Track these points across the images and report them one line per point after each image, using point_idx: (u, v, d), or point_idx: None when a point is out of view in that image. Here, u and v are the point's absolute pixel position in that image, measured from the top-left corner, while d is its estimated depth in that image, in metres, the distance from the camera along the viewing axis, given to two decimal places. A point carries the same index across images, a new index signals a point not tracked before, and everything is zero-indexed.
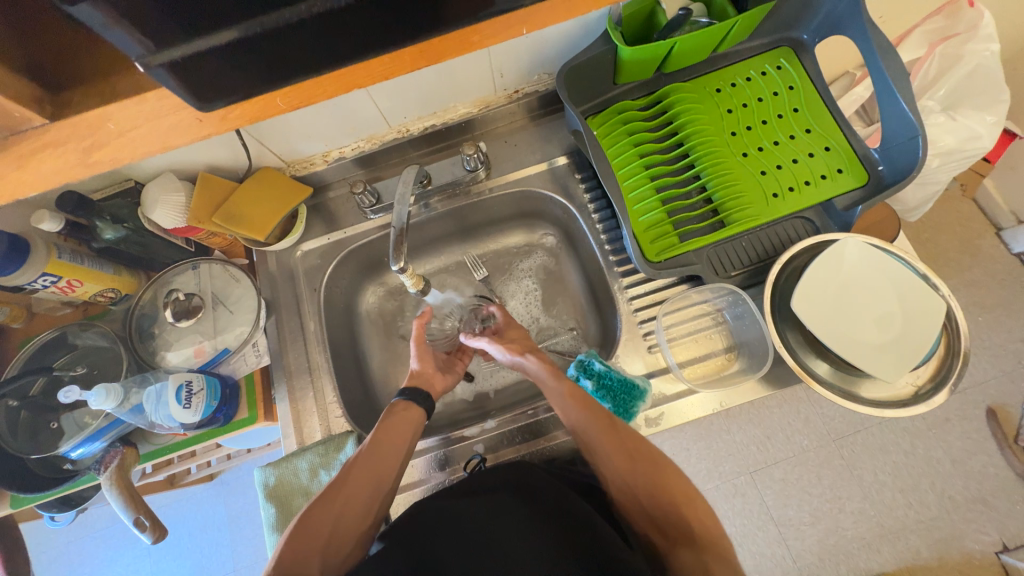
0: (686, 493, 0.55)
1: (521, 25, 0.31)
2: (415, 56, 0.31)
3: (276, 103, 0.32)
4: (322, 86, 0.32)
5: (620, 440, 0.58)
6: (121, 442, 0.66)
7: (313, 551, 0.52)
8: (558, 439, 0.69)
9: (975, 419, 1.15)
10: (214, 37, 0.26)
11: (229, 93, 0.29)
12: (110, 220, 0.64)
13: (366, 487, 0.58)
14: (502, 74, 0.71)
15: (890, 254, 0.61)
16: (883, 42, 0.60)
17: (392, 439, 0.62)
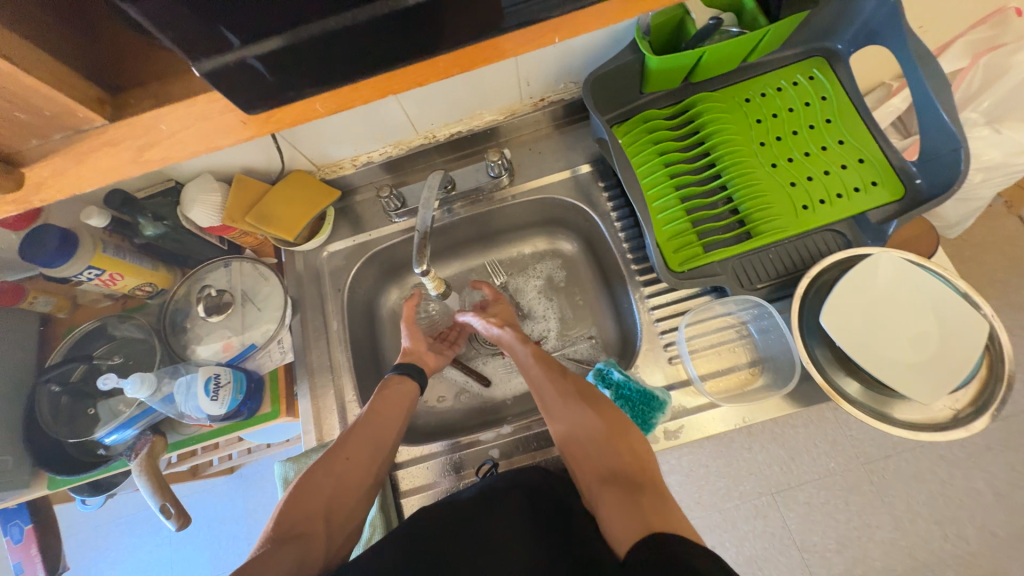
0: (634, 447, 0.57)
1: (554, 32, 0.32)
2: (449, 63, 0.32)
3: (316, 108, 0.33)
4: (359, 91, 0.32)
5: (573, 396, 0.63)
6: (152, 430, 0.68)
7: (310, 506, 0.55)
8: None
9: (1020, 450, 1.09)
10: (262, 44, 0.27)
11: (273, 98, 0.31)
12: (151, 218, 0.68)
13: (365, 452, 0.61)
14: (529, 82, 0.71)
15: (928, 271, 0.58)
16: (923, 52, 0.58)
17: (386, 409, 0.65)
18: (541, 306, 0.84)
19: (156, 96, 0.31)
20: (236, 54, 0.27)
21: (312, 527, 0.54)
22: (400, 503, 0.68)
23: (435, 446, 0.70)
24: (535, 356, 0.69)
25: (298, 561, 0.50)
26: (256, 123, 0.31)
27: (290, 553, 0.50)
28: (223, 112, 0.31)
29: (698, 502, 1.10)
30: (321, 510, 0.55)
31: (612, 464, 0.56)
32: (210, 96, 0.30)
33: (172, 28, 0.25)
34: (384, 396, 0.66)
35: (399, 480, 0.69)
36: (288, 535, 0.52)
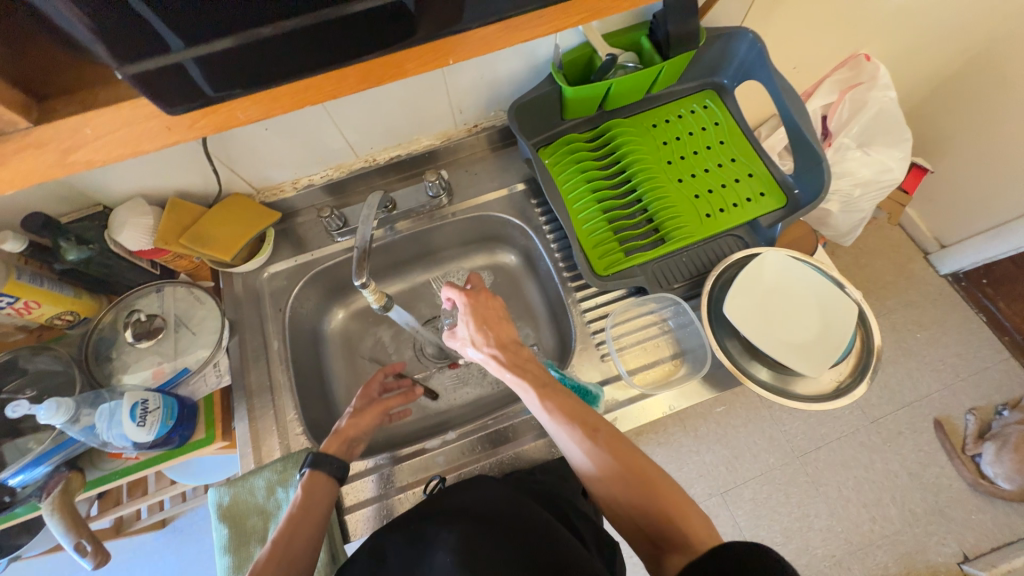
0: (682, 512, 0.50)
1: (448, 54, 0.37)
2: (358, 76, 0.36)
3: (238, 116, 0.36)
4: (276, 98, 0.36)
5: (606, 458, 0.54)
6: (68, 466, 0.64)
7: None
8: (517, 448, 0.70)
9: (926, 431, 1.22)
10: (196, 49, 0.30)
11: (202, 100, 0.34)
12: (74, 241, 0.65)
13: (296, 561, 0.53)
14: (461, 109, 0.78)
15: (808, 264, 0.68)
16: (786, 85, 0.70)
17: (308, 515, 0.57)
18: None
19: (82, 101, 0.33)
20: (175, 55, 0.30)
21: None
22: (343, 520, 0.67)
23: (381, 458, 0.71)
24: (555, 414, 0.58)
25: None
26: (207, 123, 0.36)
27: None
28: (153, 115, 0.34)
29: None
30: None
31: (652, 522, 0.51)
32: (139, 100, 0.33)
33: (111, 36, 0.28)
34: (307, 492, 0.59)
35: (342, 497, 0.68)
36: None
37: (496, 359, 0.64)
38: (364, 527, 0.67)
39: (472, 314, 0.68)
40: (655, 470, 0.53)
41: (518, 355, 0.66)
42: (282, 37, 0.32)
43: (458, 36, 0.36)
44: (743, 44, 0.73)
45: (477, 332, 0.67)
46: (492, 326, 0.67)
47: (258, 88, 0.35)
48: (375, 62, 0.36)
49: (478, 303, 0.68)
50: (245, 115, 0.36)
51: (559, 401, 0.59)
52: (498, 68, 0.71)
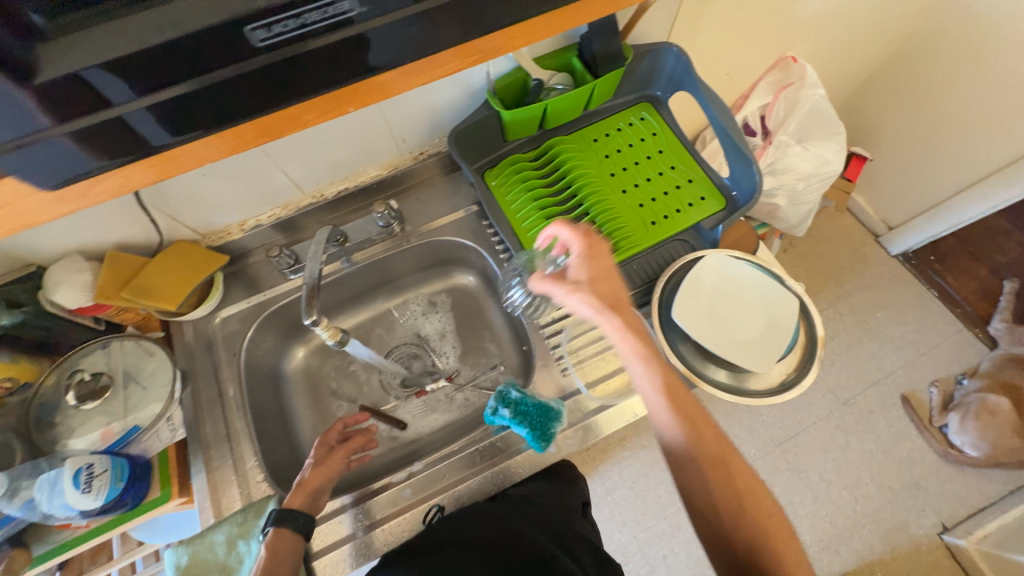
0: (769, 516, 0.49)
1: (347, 104, 0.41)
2: (257, 129, 0.40)
3: (186, 155, 0.39)
4: (176, 162, 0.39)
5: (710, 455, 0.50)
6: (11, 543, 0.60)
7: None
8: (483, 473, 0.70)
9: (895, 407, 1.27)
10: (145, 99, 0.34)
11: (141, 150, 0.37)
12: (6, 305, 0.63)
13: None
14: (405, 139, 0.79)
15: (750, 262, 0.70)
16: (712, 94, 0.74)
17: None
18: (435, 344, 0.90)
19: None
20: (118, 108, 0.33)
21: None
22: (312, 566, 0.65)
23: (345, 498, 0.69)
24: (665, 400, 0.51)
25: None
26: (157, 167, 0.39)
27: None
28: (105, 172, 0.38)
29: (643, 515, 1.21)
30: None
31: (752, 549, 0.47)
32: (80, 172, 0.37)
33: (55, 99, 0.31)
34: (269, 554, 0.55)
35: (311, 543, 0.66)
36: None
37: (610, 321, 0.53)
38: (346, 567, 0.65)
39: (588, 266, 0.56)
40: (759, 489, 0.50)
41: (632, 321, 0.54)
42: (221, 86, 0.35)
43: (355, 88, 0.40)
44: (669, 58, 0.77)
45: (593, 283, 0.54)
46: (607, 279, 0.55)
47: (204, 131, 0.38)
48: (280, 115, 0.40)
49: (596, 251, 0.56)
50: (201, 154, 0.40)
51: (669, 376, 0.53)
52: (435, 96, 0.72)
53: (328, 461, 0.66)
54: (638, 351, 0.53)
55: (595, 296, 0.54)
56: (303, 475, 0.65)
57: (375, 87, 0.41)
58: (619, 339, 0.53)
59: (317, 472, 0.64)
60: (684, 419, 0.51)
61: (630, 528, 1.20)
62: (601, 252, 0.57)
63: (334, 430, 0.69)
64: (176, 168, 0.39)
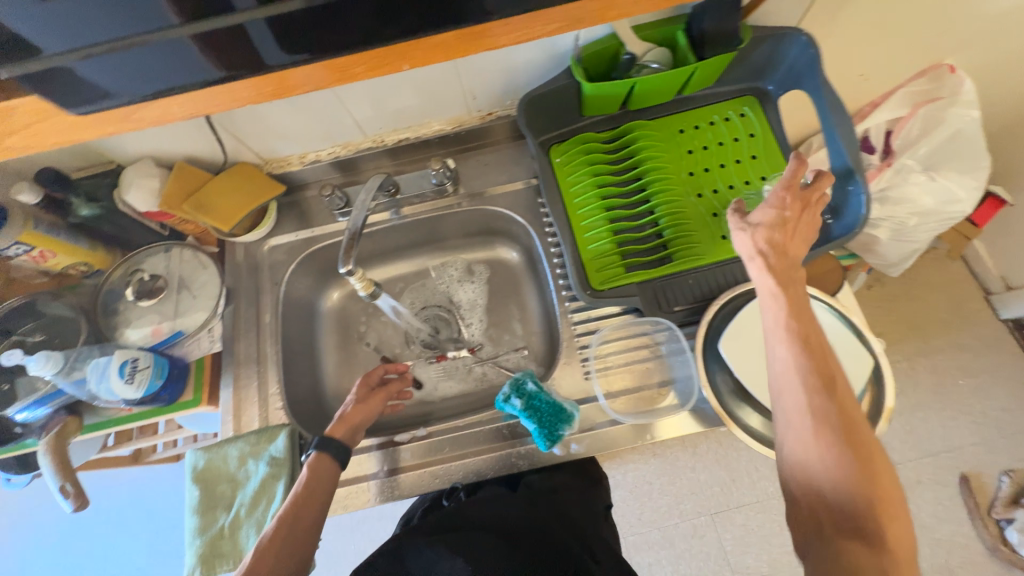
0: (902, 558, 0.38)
1: (400, 61, 0.38)
2: (330, 68, 0.38)
3: (305, 78, 0.38)
4: (233, 92, 0.38)
5: (847, 430, 0.42)
6: (67, 410, 0.67)
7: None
8: (482, 454, 0.69)
9: (949, 484, 1.12)
10: (265, 8, 0.33)
11: (250, 67, 0.37)
12: (85, 198, 0.69)
13: (292, 548, 0.53)
14: (475, 96, 0.74)
15: (825, 306, 0.61)
16: (835, 101, 0.62)
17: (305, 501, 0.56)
18: (464, 313, 0.88)
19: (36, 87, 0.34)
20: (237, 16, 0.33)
21: None
22: None
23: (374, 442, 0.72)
24: (804, 358, 0.45)
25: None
26: (267, 84, 0.38)
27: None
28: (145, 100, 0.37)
29: (639, 519, 1.18)
30: None
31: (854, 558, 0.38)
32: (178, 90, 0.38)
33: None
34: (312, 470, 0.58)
35: None
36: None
37: (764, 260, 0.50)
38: (362, 499, 0.68)
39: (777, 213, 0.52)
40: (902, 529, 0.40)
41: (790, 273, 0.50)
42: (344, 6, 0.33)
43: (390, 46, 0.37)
44: (794, 47, 0.65)
45: (762, 228, 0.52)
46: (782, 230, 0.51)
47: (323, 55, 0.37)
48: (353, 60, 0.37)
49: (790, 195, 0.52)
50: (312, 78, 0.38)
51: (812, 336, 0.46)
52: (514, 56, 0.66)
53: (371, 399, 0.67)
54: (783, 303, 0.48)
55: (759, 242, 0.51)
56: (344, 409, 0.66)
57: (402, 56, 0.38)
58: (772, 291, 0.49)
59: (358, 408, 0.66)
60: (823, 403, 0.43)
61: (621, 529, 1.18)
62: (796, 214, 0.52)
63: (373, 373, 0.70)
64: (285, 89, 0.39)
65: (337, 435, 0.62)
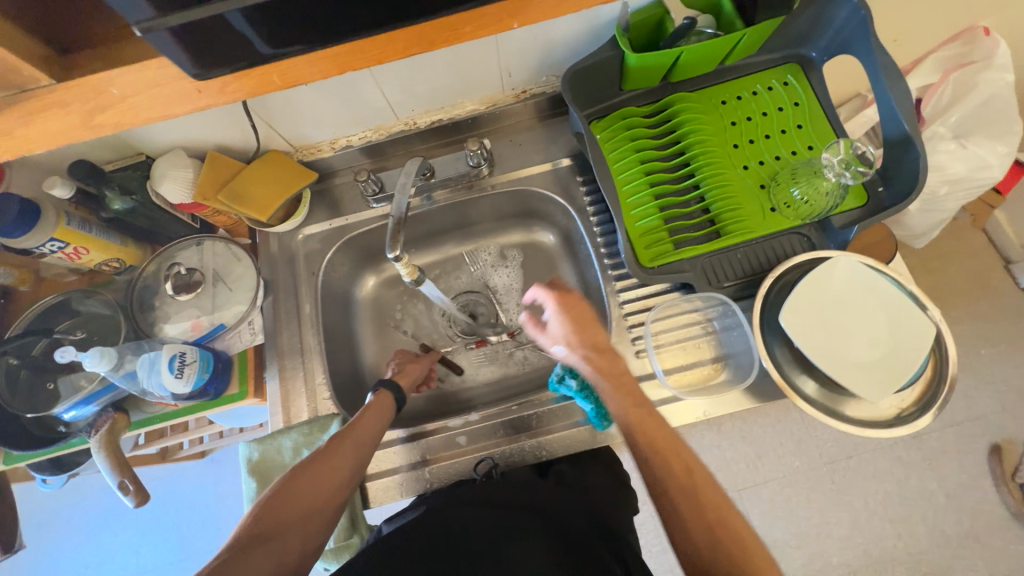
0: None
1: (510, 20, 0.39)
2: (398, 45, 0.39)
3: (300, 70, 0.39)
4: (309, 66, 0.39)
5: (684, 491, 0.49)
6: (113, 407, 0.67)
7: (283, 514, 0.53)
8: (537, 436, 0.69)
9: (974, 453, 1.03)
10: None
11: (250, 59, 0.38)
12: (118, 191, 0.66)
13: (341, 473, 0.57)
14: (510, 73, 0.72)
15: (884, 275, 0.60)
16: (889, 64, 0.60)
17: (367, 431, 0.61)
18: (500, 299, 0.87)
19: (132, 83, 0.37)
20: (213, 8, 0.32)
21: (287, 531, 0.53)
22: (366, 487, 0.68)
23: (399, 433, 0.71)
24: (641, 446, 0.51)
25: (278, 560, 0.51)
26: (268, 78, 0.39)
27: (263, 560, 0.50)
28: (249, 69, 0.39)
29: None
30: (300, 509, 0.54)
31: None
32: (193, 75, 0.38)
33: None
34: (366, 411, 0.64)
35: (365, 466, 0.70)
36: (263, 536, 0.51)
37: (587, 365, 0.56)
38: (416, 487, 0.68)
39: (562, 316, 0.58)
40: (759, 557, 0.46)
41: (614, 364, 0.57)
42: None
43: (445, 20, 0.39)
44: (843, 10, 0.62)
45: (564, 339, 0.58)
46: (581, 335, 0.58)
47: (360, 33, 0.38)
48: (356, 45, 0.39)
49: (562, 303, 0.59)
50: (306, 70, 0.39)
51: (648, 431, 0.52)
52: (555, 29, 0.64)
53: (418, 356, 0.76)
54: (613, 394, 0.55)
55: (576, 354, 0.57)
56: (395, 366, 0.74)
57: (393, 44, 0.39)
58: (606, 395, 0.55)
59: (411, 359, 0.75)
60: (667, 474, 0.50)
61: None
62: (570, 309, 0.59)
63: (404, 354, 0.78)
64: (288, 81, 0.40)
65: (399, 383, 0.70)
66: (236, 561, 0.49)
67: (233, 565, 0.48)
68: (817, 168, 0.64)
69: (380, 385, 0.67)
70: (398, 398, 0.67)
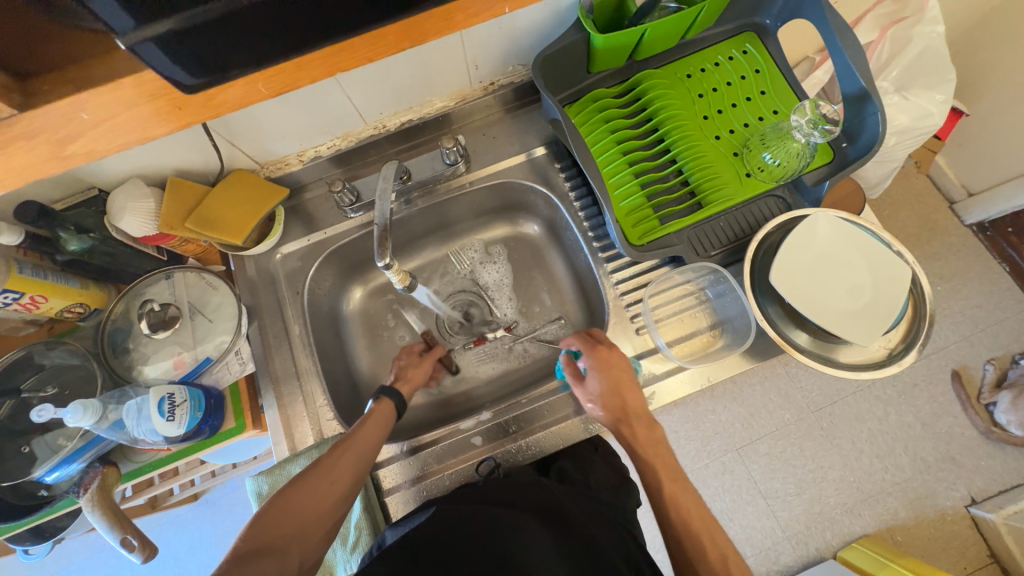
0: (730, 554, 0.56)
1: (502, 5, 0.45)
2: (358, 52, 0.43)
3: (261, 89, 0.43)
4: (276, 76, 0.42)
5: (689, 533, 0.56)
6: (101, 461, 0.63)
7: (283, 525, 0.53)
8: (553, 425, 0.70)
9: (942, 381, 1.08)
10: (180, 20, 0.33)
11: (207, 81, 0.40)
12: (74, 230, 0.61)
13: (338, 487, 0.57)
14: (477, 66, 0.71)
15: (859, 226, 0.63)
16: (841, 25, 0.63)
17: (367, 443, 0.60)
18: (491, 296, 0.86)
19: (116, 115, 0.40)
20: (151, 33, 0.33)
21: (283, 547, 0.52)
22: (384, 502, 0.67)
23: (397, 447, 0.70)
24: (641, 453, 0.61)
25: (278, 574, 0.50)
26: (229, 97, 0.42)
27: (263, 572, 0.49)
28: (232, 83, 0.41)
29: None
30: (294, 528, 0.53)
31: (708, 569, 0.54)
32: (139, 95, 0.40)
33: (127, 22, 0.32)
34: (366, 423, 0.62)
35: (380, 480, 0.68)
36: (259, 549, 0.51)
37: (615, 425, 0.61)
38: (439, 491, 0.68)
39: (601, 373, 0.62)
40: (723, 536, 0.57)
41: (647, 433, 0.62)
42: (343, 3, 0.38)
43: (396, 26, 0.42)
44: None
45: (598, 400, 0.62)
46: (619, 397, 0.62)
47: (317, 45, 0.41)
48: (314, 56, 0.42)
49: (609, 360, 0.63)
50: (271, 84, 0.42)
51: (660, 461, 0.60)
52: (520, 16, 0.63)
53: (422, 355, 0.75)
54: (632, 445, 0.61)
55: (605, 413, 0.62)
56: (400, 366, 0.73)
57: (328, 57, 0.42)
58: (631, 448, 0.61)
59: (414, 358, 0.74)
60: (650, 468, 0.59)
61: None
62: (613, 364, 0.63)
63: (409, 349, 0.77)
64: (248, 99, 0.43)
65: (401, 390, 0.69)
66: (235, 573, 0.48)
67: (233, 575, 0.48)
68: (786, 131, 0.66)
69: (380, 393, 0.66)
70: (398, 403, 0.67)
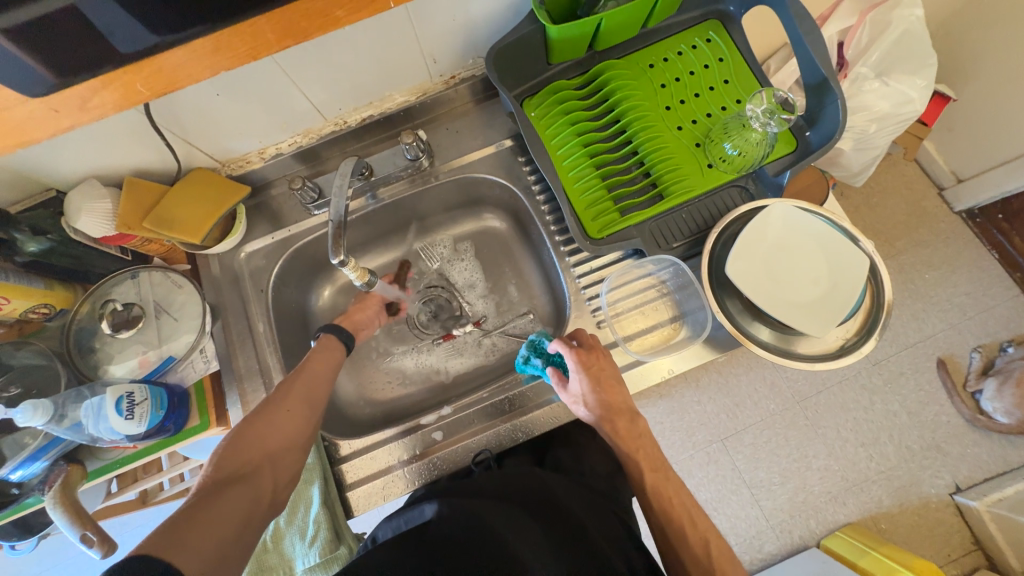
0: (710, 531, 0.56)
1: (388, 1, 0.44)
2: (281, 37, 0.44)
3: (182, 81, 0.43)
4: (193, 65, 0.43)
5: (672, 523, 0.56)
6: (66, 459, 0.64)
7: (248, 455, 0.53)
8: (541, 409, 0.69)
9: (928, 370, 1.06)
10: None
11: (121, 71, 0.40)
12: (29, 232, 0.62)
13: (297, 416, 0.58)
14: (435, 60, 0.70)
15: (817, 216, 0.63)
16: (801, 11, 0.61)
17: (316, 376, 0.63)
18: (459, 292, 0.86)
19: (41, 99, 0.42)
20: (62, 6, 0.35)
21: (252, 474, 0.53)
22: (346, 497, 0.68)
23: (391, 431, 0.70)
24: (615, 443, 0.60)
25: (253, 498, 0.51)
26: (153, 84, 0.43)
27: (236, 498, 0.50)
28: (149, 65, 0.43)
29: None
30: (260, 456, 0.54)
31: (690, 553, 0.55)
32: (78, 79, 0.42)
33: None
34: (314, 359, 0.65)
35: (343, 474, 0.69)
36: (229, 478, 0.51)
37: (603, 418, 0.60)
38: (400, 487, 0.68)
39: (585, 374, 0.61)
40: (704, 522, 0.57)
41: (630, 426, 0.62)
42: None
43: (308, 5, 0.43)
44: None
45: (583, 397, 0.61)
46: (606, 394, 0.61)
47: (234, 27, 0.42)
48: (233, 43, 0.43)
49: (590, 363, 0.61)
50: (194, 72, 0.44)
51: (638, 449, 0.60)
52: (471, 7, 0.62)
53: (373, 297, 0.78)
54: (613, 426, 0.60)
55: (589, 409, 0.61)
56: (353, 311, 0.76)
57: (247, 33, 0.43)
58: (610, 440, 0.61)
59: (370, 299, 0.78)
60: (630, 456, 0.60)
61: None
62: (600, 364, 0.62)
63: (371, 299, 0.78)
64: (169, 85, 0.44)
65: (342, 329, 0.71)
66: (208, 503, 0.48)
67: (204, 506, 0.47)
68: (745, 120, 0.65)
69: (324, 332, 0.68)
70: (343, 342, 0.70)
